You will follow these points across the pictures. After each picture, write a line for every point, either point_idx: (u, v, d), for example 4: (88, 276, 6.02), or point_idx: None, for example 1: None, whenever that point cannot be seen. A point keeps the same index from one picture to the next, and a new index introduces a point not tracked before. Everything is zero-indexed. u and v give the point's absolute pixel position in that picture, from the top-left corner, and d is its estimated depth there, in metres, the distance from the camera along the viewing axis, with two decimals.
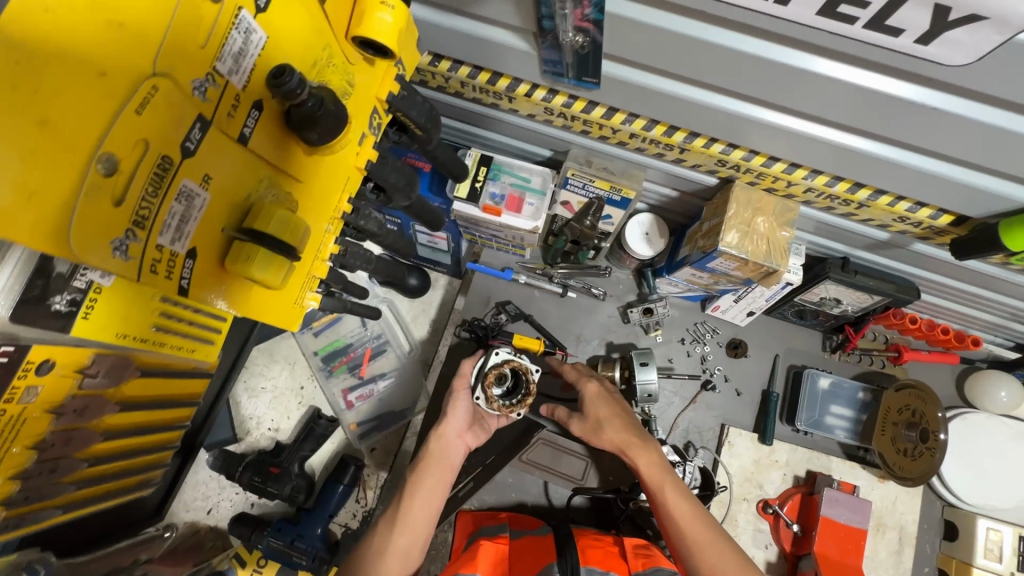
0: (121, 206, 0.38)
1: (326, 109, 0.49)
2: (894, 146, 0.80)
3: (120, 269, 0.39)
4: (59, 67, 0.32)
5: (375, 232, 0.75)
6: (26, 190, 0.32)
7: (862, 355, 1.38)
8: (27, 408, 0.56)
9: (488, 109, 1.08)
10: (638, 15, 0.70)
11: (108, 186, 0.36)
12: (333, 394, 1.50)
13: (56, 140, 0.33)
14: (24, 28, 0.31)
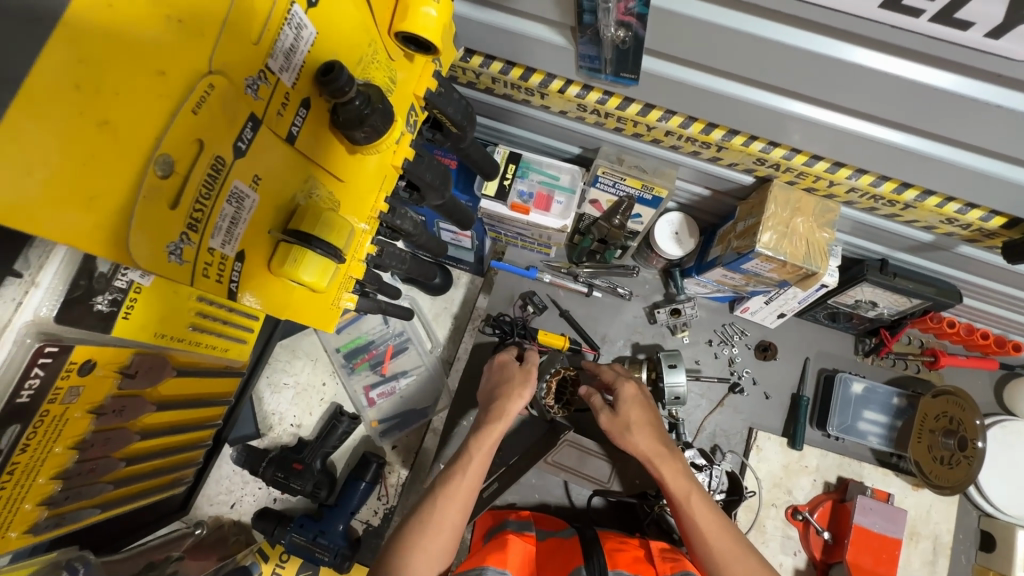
0: (176, 207, 0.37)
1: (374, 107, 0.48)
2: (949, 145, 0.76)
3: (174, 272, 0.38)
4: (120, 66, 0.32)
5: (410, 232, 0.74)
6: (85, 192, 0.32)
7: (896, 359, 1.35)
8: (69, 408, 0.56)
9: (518, 105, 1.06)
10: (685, 9, 0.67)
11: (162, 187, 0.35)
12: (355, 391, 1.50)
13: (114, 140, 0.32)
14: (87, 28, 0.30)
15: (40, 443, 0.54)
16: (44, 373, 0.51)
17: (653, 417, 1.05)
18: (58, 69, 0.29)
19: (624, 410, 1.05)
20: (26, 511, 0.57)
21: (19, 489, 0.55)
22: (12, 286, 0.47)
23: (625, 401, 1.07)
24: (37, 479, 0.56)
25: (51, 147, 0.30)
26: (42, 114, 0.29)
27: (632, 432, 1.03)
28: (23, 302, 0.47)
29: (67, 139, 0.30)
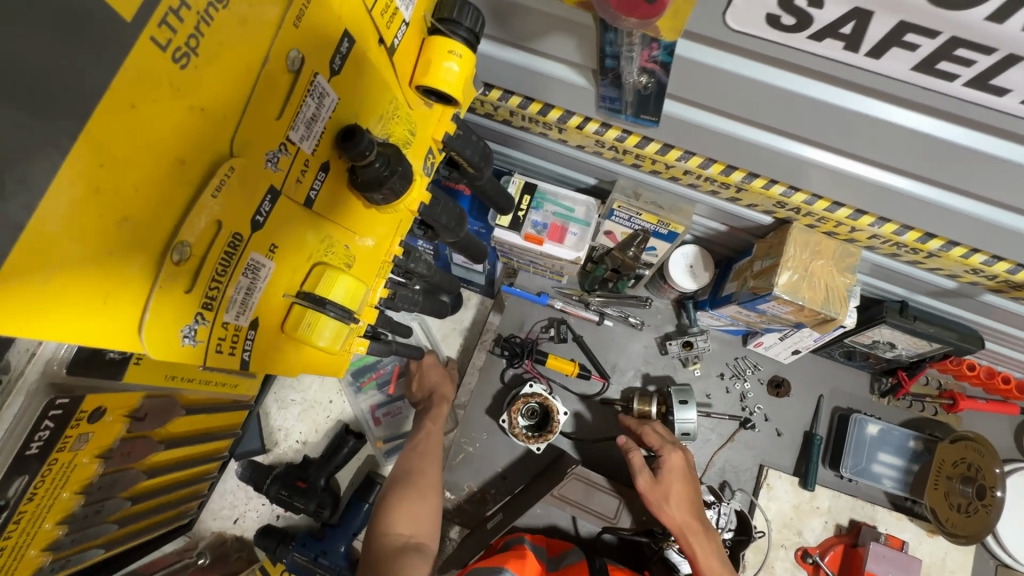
0: (190, 290, 0.36)
1: (393, 169, 0.47)
2: (970, 199, 0.74)
3: (186, 352, 0.38)
4: (141, 161, 0.31)
5: (423, 274, 0.73)
6: (103, 289, 0.31)
7: (913, 400, 1.32)
8: (78, 454, 0.55)
9: (533, 136, 1.05)
10: (710, 60, 0.66)
11: (179, 273, 0.35)
12: (361, 410, 1.49)
13: (132, 234, 0.31)
14: (110, 125, 0.29)
15: (47, 491, 0.54)
16: (53, 425, 0.51)
17: (692, 493, 1.09)
18: (82, 175, 0.28)
19: (665, 479, 1.09)
20: (30, 556, 0.57)
21: (26, 536, 0.55)
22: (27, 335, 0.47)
23: (668, 470, 1.10)
24: (43, 525, 0.56)
25: (74, 253, 0.29)
26: (64, 222, 0.28)
27: (670, 503, 1.07)
28: (37, 353, 0.47)
29: (87, 242, 0.29)
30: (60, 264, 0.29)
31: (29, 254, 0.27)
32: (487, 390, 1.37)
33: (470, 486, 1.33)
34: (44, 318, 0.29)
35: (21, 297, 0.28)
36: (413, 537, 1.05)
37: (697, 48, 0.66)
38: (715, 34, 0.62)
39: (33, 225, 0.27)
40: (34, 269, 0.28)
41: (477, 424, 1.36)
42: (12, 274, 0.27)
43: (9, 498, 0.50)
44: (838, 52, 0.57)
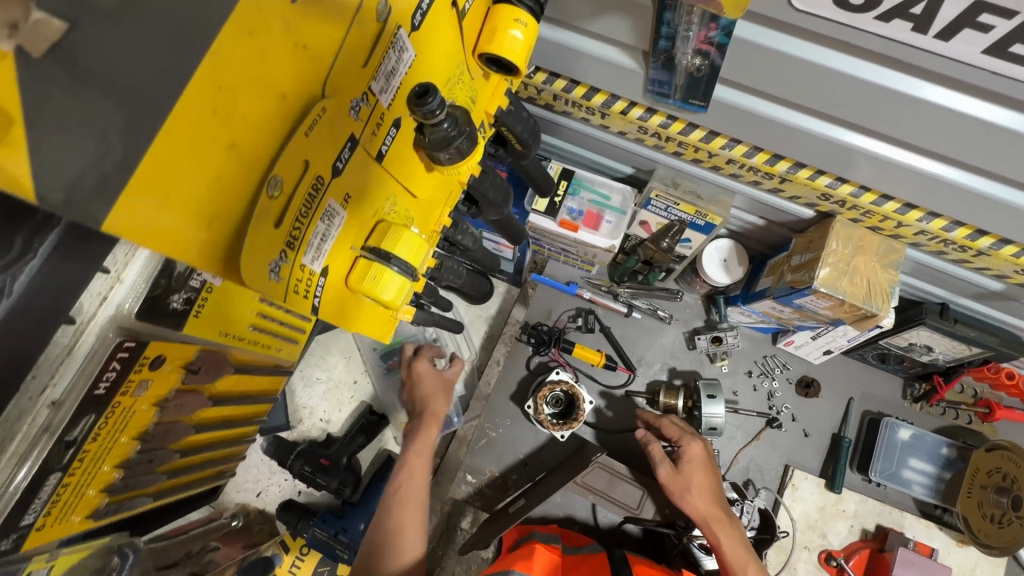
0: (279, 226, 0.36)
1: (461, 130, 0.48)
2: (1009, 186, 0.73)
3: (272, 290, 0.37)
4: (250, 90, 0.32)
5: (468, 247, 0.73)
6: (205, 212, 0.31)
7: (946, 407, 1.29)
8: (138, 400, 0.58)
9: (573, 122, 1.06)
10: (769, 42, 0.65)
11: (274, 208, 0.35)
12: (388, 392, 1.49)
13: (237, 162, 0.32)
14: (230, 49, 0.30)
15: (109, 433, 0.56)
16: (121, 367, 0.53)
17: (715, 483, 1.08)
18: (205, 94, 0.29)
19: (686, 469, 1.08)
20: (89, 497, 0.58)
21: (87, 476, 0.56)
22: (99, 281, 0.49)
23: (688, 460, 1.09)
24: (102, 467, 0.58)
25: (187, 169, 0.29)
26: (186, 138, 0.29)
27: (692, 493, 1.07)
28: (108, 298, 0.49)
29: (200, 162, 0.30)
30: (178, 179, 0.29)
31: (154, 165, 0.28)
32: (513, 376, 1.38)
33: (491, 471, 1.33)
34: (155, 232, 0.29)
35: (142, 209, 0.28)
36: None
37: (756, 29, 0.65)
38: (777, 15, 0.62)
39: (161, 137, 0.27)
40: (156, 183, 0.28)
41: (501, 410, 1.36)
42: (138, 184, 0.27)
43: (76, 436, 0.52)
44: (905, 34, 0.56)
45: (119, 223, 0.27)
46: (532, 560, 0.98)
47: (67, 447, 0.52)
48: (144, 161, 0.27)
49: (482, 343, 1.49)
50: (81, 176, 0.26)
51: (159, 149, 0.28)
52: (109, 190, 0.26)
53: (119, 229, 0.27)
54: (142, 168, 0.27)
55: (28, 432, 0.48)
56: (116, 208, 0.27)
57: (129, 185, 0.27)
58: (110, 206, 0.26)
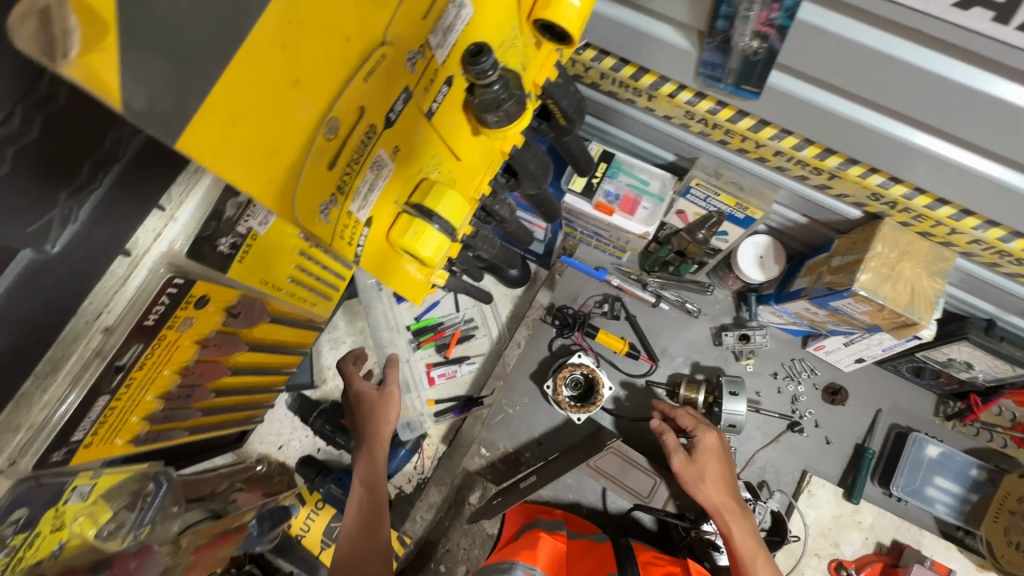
0: (331, 169, 0.38)
1: (512, 93, 0.48)
2: None
3: (320, 231, 0.39)
4: (317, 29, 0.32)
5: (504, 218, 0.73)
6: (268, 146, 0.33)
7: (981, 429, 1.24)
8: (181, 336, 0.61)
9: (621, 104, 1.04)
10: (832, 26, 0.63)
11: (329, 148, 0.36)
12: (417, 369, 1.50)
13: (304, 100, 0.33)
14: None
15: (154, 364, 0.59)
16: (168, 302, 0.56)
17: (729, 473, 1.07)
18: (275, 27, 0.30)
19: (700, 459, 1.08)
20: (132, 423, 0.62)
21: (131, 403, 0.60)
22: (155, 219, 0.55)
23: (703, 450, 1.09)
24: (145, 396, 0.61)
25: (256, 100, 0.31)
26: (256, 70, 0.30)
27: (706, 482, 1.06)
28: (161, 233, 0.55)
29: (267, 93, 0.31)
30: (244, 107, 0.30)
31: (225, 91, 0.29)
32: (535, 355, 1.39)
33: (505, 446, 1.36)
34: (225, 159, 0.31)
35: (212, 132, 0.29)
36: None
37: (821, 13, 0.63)
38: None
39: (237, 64, 0.29)
40: (226, 107, 0.29)
41: (520, 388, 1.38)
42: (210, 107, 0.28)
43: (125, 361, 0.55)
44: (985, 24, 0.53)
45: (191, 143, 0.28)
46: (537, 549, 0.99)
47: (117, 372, 0.55)
48: (218, 87, 0.28)
49: (507, 323, 1.51)
50: (162, 93, 0.27)
51: (231, 76, 0.29)
52: (188, 109, 0.28)
53: (190, 148, 0.28)
54: (217, 94, 0.28)
55: (82, 354, 0.52)
56: (189, 127, 0.28)
57: (203, 107, 0.28)
58: (184, 125, 0.28)
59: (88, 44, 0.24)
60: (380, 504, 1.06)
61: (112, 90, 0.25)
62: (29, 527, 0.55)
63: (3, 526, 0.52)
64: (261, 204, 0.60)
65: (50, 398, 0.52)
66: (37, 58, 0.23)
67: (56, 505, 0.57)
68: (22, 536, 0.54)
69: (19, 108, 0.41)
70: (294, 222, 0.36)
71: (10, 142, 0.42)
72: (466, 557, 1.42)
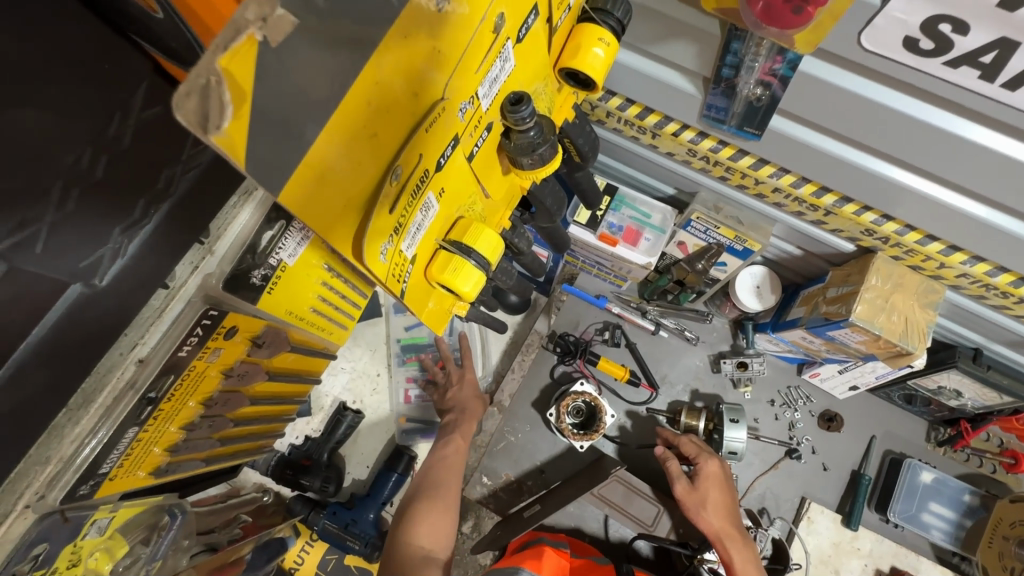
0: (391, 211, 0.40)
1: (546, 138, 0.51)
2: None
3: (378, 270, 0.40)
4: (387, 96, 0.35)
5: (522, 251, 0.76)
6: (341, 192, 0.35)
7: (971, 454, 1.28)
8: (209, 366, 0.61)
9: (626, 140, 1.08)
10: (835, 79, 0.68)
11: (395, 193, 0.39)
12: (396, 384, 1.49)
13: (371, 151, 0.36)
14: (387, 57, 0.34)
15: (182, 396, 0.60)
16: (202, 333, 0.57)
17: (730, 501, 1.10)
18: (357, 96, 0.33)
19: (702, 486, 1.11)
20: (154, 454, 0.61)
21: (156, 434, 0.59)
22: (194, 252, 0.58)
23: (705, 477, 1.12)
24: (169, 427, 0.61)
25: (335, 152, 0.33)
26: (338, 135, 0.33)
27: (707, 509, 1.09)
28: (198, 265, 0.57)
29: (343, 153, 0.34)
30: (324, 165, 0.33)
31: (316, 155, 0.32)
32: (536, 384, 1.40)
33: (508, 475, 1.36)
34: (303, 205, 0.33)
35: (300, 182, 0.32)
36: (432, 551, 1.00)
37: (823, 66, 0.67)
38: (844, 52, 0.64)
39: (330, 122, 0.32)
40: (315, 158, 0.32)
41: (521, 415, 1.38)
42: (305, 163, 0.32)
43: (157, 394, 0.56)
44: (972, 81, 0.58)
45: (285, 193, 0.32)
46: (542, 560, 0.99)
47: (148, 404, 0.55)
48: (309, 152, 0.31)
49: (505, 349, 1.48)
50: (273, 155, 0.30)
51: (321, 141, 0.32)
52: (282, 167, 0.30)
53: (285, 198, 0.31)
54: (307, 157, 0.32)
55: (116, 385, 0.53)
56: (286, 181, 0.31)
57: (297, 169, 0.31)
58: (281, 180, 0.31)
59: (234, 116, 0.26)
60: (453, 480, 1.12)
61: (240, 153, 0.27)
62: (47, 564, 0.54)
63: (24, 563, 0.51)
64: (291, 236, 0.62)
65: (81, 431, 0.52)
66: (192, 129, 0.24)
67: (75, 539, 0.56)
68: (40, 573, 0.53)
69: (88, 151, 0.52)
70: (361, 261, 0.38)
71: (74, 183, 0.52)
72: None
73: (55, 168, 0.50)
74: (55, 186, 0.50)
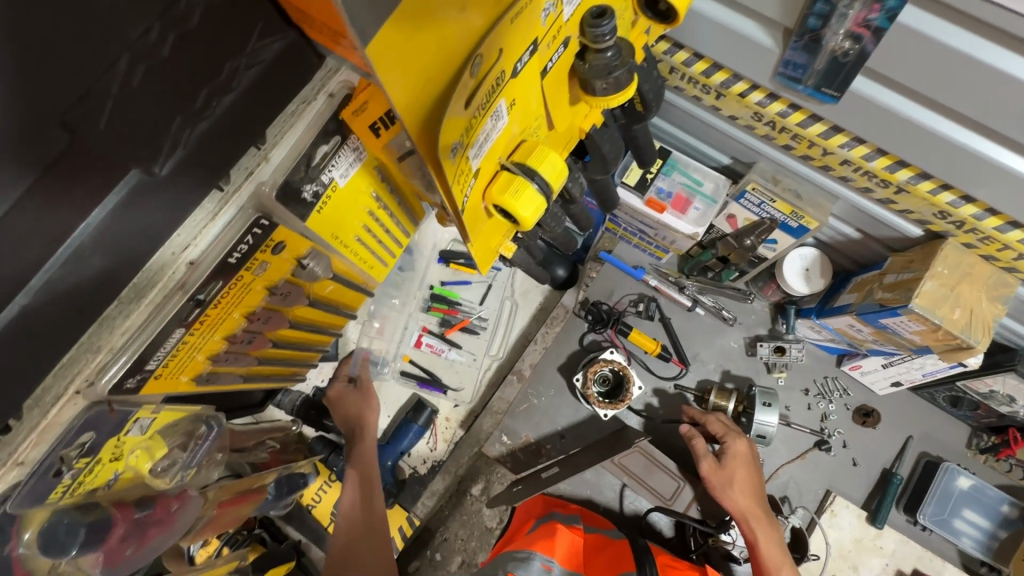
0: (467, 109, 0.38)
1: (624, 61, 0.48)
2: None
3: (447, 171, 0.38)
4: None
5: (574, 198, 0.73)
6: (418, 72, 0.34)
7: (1013, 466, 1.21)
8: (256, 279, 0.64)
9: (683, 99, 1.03)
10: (937, 32, 0.62)
11: (472, 88, 0.37)
12: (411, 327, 1.46)
13: (453, 34, 0.35)
14: None
15: (226, 305, 0.62)
16: (251, 243, 0.59)
17: (757, 480, 1.09)
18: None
19: (729, 465, 1.09)
20: (197, 360, 0.64)
21: (202, 339, 0.62)
22: (250, 157, 0.57)
23: (732, 456, 1.09)
24: (214, 335, 0.64)
25: (417, 23, 0.32)
26: (413, 15, 0.32)
27: (733, 488, 1.07)
28: (253, 173, 0.57)
29: (413, 42, 0.33)
30: (391, 53, 0.32)
31: (388, 35, 0.31)
32: (563, 350, 1.38)
33: (527, 436, 1.36)
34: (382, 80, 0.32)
35: (385, 49, 0.31)
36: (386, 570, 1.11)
37: (925, 17, 0.62)
38: (954, 0, 0.58)
39: None
40: (400, 23, 0.31)
41: (547, 380, 1.37)
42: (388, 29, 0.31)
43: (204, 296, 0.58)
44: None
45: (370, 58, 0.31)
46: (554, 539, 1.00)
47: (196, 306, 0.57)
48: (380, 32, 0.30)
49: (534, 313, 1.47)
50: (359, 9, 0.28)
51: (394, 21, 0.31)
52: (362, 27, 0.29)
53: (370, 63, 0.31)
54: (378, 38, 0.31)
55: (167, 284, 0.54)
56: (371, 44, 0.30)
57: (371, 43, 0.30)
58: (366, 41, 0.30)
59: None
60: (373, 482, 1.21)
61: None
62: (92, 453, 0.57)
63: (71, 448, 0.54)
64: (343, 155, 0.64)
65: (132, 325, 0.52)
66: None
67: (118, 435, 0.59)
68: (85, 460, 0.56)
69: (157, 25, 0.41)
70: (434, 154, 0.36)
71: (143, 58, 0.41)
72: (462, 548, 1.39)
73: (121, 38, 0.39)
74: (121, 59, 0.40)
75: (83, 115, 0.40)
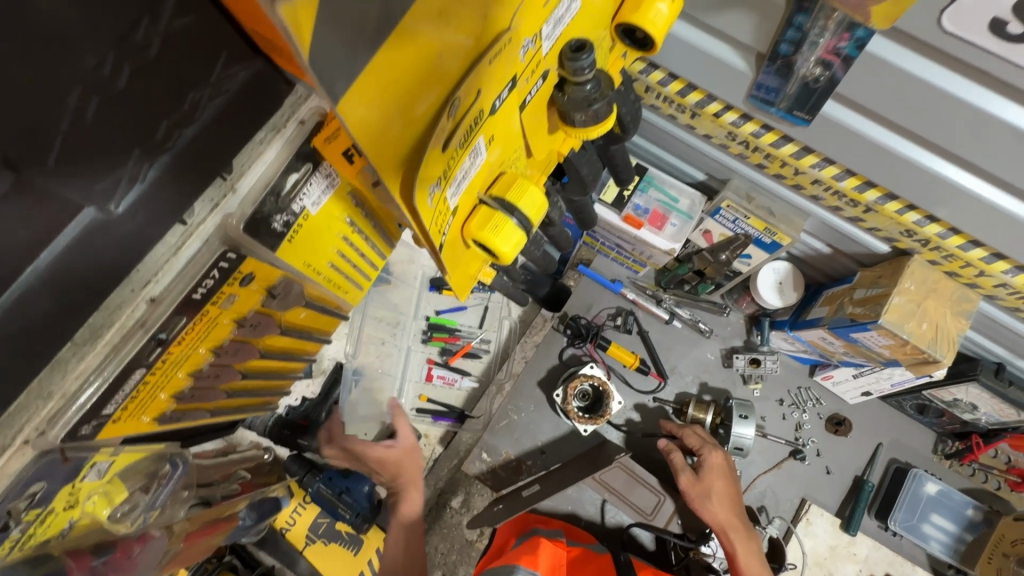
0: (445, 150, 0.36)
1: (603, 94, 0.48)
2: None
3: (424, 213, 0.37)
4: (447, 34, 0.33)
5: (553, 221, 0.72)
6: (393, 116, 0.33)
7: (977, 469, 1.25)
8: (223, 313, 0.62)
9: (692, 138, 1.03)
10: (902, 60, 0.63)
11: (450, 129, 0.36)
12: (416, 360, 1.44)
13: (433, 77, 0.34)
14: None
15: (192, 340, 0.60)
16: (218, 276, 0.57)
17: (733, 490, 1.10)
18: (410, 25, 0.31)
19: (707, 477, 1.09)
20: (160, 399, 0.61)
21: (165, 377, 0.59)
22: (216, 188, 0.55)
23: (709, 468, 1.10)
24: (178, 372, 0.61)
25: (394, 69, 0.31)
26: (392, 61, 0.31)
27: (711, 500, 1.08)
28: (219, 205, 0.55)
29: (386, 92, 0.32)
30: (368, 104, 0.31)
31: (362, 89, 0.30)
32: (541, 365, 1.37)
33: (508, 453, 1.34)
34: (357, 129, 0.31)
35: (359, 99, 0.30)
36: None
37: (892, 48, 0.63)
38: (919, 33, 0.59)
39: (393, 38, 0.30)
40: (377, 72, 0.30)
41: (526, 395, 1.36)
42: (364, 81, 0.30)
43: (167, 335, 0.55)
44: None
45: (344, 111, 0.29)
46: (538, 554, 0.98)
47: (158, 345, 0.55)
48: (356, 84, 0.29)
49: (514, 328, 1.46)
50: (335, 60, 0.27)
51: (368, 74, 0.30)
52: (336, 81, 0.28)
53: (344, 116, 0.29)
54: (354, 90, 0.29)
55: (124, 324, 0.51)
56: (347, 94, 0.29)
57: (344, 98, 0.29)
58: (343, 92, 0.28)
59: None
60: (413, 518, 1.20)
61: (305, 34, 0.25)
62: (44, 503, 0.54)
63: (20, 500, 0.51)
64: (316, 182, 0.62)
65: (87, 368, 0.50)
66: None
67: (72, 482, 0.56)
68: (35, 511, 0.53)
69: (110, 55, 0.39)
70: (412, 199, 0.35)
71: (95, 91, 0.39)
72: (443, 563, 1.37)
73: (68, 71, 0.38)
74: (71, 91, 0.38)
75: (27, 153, 0.38)
